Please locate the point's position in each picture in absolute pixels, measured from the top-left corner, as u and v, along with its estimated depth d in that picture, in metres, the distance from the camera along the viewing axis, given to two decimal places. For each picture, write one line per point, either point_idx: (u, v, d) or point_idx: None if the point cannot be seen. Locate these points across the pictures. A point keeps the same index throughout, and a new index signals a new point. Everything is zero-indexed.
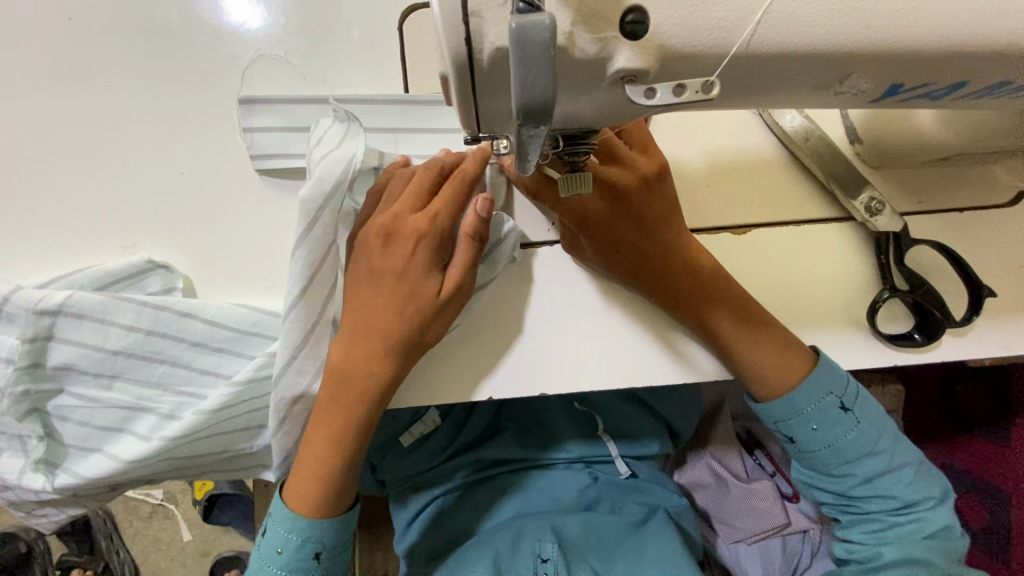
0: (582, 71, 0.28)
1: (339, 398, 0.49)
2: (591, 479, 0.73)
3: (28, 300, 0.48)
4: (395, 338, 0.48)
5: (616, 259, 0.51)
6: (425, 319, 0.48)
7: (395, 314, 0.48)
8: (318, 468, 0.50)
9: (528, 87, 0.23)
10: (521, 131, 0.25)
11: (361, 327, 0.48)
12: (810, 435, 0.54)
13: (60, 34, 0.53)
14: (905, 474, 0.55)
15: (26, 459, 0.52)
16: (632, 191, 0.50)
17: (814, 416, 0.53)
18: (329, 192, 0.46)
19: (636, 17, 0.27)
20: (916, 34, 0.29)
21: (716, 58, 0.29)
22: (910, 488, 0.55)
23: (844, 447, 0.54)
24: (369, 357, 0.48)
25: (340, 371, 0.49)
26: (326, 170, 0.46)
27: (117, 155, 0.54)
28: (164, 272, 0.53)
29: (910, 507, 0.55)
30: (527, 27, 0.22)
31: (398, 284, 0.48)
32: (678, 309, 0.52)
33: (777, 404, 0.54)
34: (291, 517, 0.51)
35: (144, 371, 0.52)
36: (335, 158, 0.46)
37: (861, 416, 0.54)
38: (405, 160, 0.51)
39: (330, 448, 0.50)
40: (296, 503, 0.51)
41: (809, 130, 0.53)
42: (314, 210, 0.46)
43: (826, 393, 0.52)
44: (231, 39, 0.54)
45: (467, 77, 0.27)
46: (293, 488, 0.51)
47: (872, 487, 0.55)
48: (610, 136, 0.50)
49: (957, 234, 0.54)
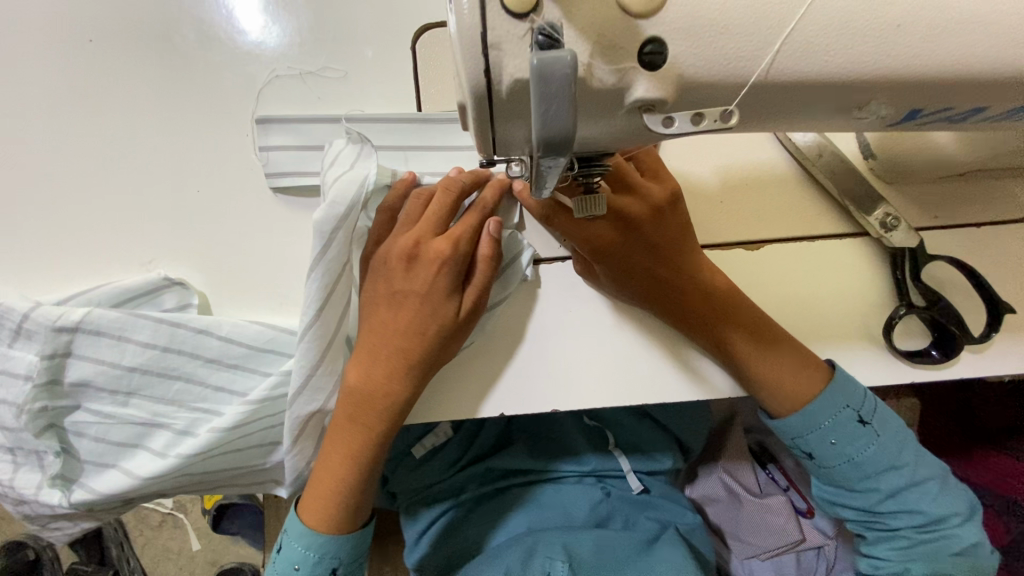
0: (600, 100, 0.28)
1: (356, 417, 0.49)
2: (603, 494, 0.72)
3: (47, 317, 0.49)
4: (413, 358, 0.48)
5: (629, 288, 0.51)
6: (445, 339, 0.49)
7: (415, 334, 0.48)
8: (337, 488, 0.50)
9: (550, 119, 0.23)
10: (542, 161, 0.26)
11: (379, 347, 0.49)
12: (828, 450, 0.53)
13: (81, 55, 0.54)
14: (929, 489, 0.54)
15: (43, 475, 0.52)
16: (643, 220, 0.50)
17: (832, 430, 0.52)
18: (341, 215, 0.47)
19: (655, 47, 0.27)
20: (937, 61, 0.29)
21: (735, 86, 0.29)
22: (937, 503, 0.54)
23: (864, 461, 0.53)
24: (388, 376, 0.48)
25: (359, 391, 0.49)
26: (339, 193, 0.47)
27: (135, 173, 0.55)
28: (180, 288, 0.54)
29: (938, 523, 0.54)
30: (549, 64, 0.22)
31: (419, 306, 0.49)
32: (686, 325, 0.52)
33: (797, 418, 0.53)
34: (309, 534, 0.51)
35: (159, 387, 0.52)
36: (349, 178, 0.47)
37: (880, 429, 0.53)
38: (413, 179, 0.51)
39: (347, 467, 0.50)
40: (310, 517, 0.51)
41: (822, 146, 0.53)
42: (327, 232, 0.46)
43: (843, 406, 0.52)
44: (248, 59, 0.55)
45: (486, 107, 0.28)
46: (312, 504, 0.51)
47: (898, 502, 0.54)
48: (621, 160, 0.49)
49: (974, 251, 0.53)
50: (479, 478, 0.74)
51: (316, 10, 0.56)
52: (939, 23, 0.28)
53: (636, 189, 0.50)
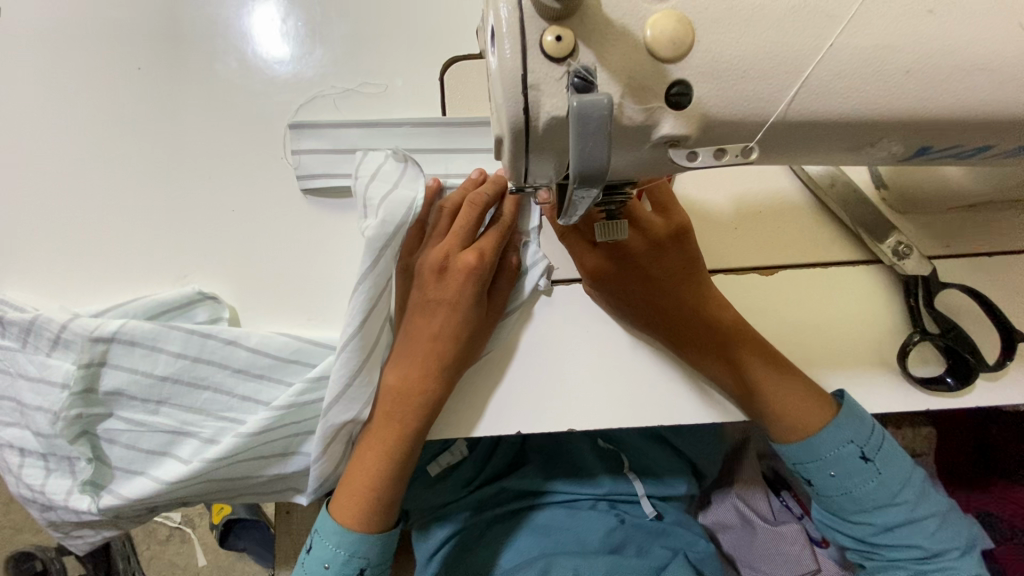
0: (629, 135, 0.30)
1: (393, 414, 0.51)
2: (618, 521, 0.72)
3: (84, 328, 0.52)
4: (446, 360, 0.51)
5: (629, 311, 0.54)
6: (470, 343, 0.52)
7: (449, 338, 0.51)
8: (370, 485, 0.52)
9: (586, 155, 0.26)
10: (574, 192, 0.28)
11: (415, 350, 0.51)
12: (827, 481, 0.53)
13: (128, 80, 0.58)
14: (927, 525, 0.53)
15: (73, 481, 0.54)
16: (640, 252, 0.53)
17: (831, 463, 0.53)
18: (390, 234, 0.49)
19: (681, 89, 0.29)
20: (944, 105, 0.31)
21: (756, 125, 0.31)
22: (933, 539, 0.53)
23: (863, 496, 0.52)
24: (423, 376, 0.51)
25: (395, 390, 0.51)
26: (389, 213, 0.50)
27: (172, 191, 0.58)
28: (211, 303, 0.56)
29: (935, 557, 0.53)
30: (586, 106, 0.25)
31: (451, 313, 0.51)
32: (697, 343, 0.53)
33: (799, 445, 0.53)
34: (340, 532, 0.52)
35: (188, 396, 0.54)
36: (397, 201, 0.50)
37: (882, 466, 0.52)
38: (437, 186, 0.54)
39: (382, 464, 0.52)
40: (339, 515, 0.52)
41: (834, 175, 0.55)
42: (377, 249, 0.49)
43: (847, 441, 0.52)
44: (285, 86, 0.59)
45: (523, 140, 0.29)
46: (342, 503, 0.52)
47: (894, 536, 0.53)
48: (635, 201, 0.52)
49: (987, 280, 0.54)
50: (493, 497, 0.75)
51: (351, 42, 0.60)
52: (946, 70, 0.30)
53: (640, 225, 0.53)
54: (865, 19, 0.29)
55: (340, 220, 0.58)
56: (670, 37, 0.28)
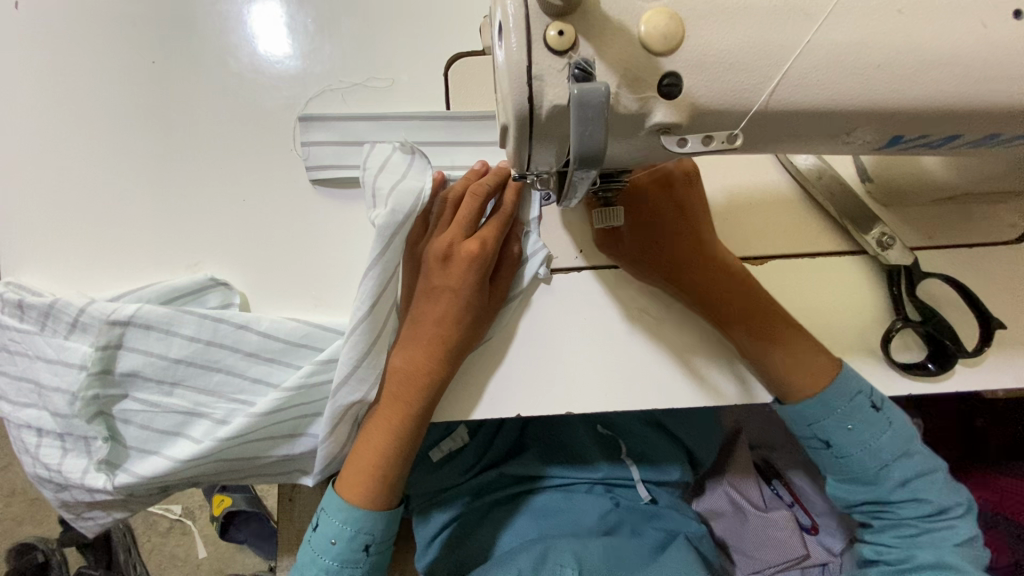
0: (625, 124, 0.32)
1: (400, 396, 0.53)
2: (613, 504, 0.75)
3: (102, 311, 0.54)
4: (451, 343, 0.53)
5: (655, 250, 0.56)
6: (474, 327, 0.54)
7: (453, 323, 0.53)
8: (377, 462, 0.54)
9: (585, 139, 0.28)
10: (574, 174, 0.31)
11: (421, 334, 0.53)
12: (846, 435, 0.55)
13: (141, 75, 0.60)
14: (936, 480, 0.56)
15: (89, 460, 0.56)
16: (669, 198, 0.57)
17: (849, 415, 0.54)
18: (400, 222, 0.52)
19: (671, 80, 0.31)
20: (914, 97, 0.33)
21: (741, 113, 0.33)
22: (942, 495, 0.55)
23: (877, 446, 0.55)
24: (428, 359, 0.53)
25: (401, 372, 0.53)
26: (398, 201, 0.52)
27: (184, 182, 0.60)
28: (223, 289, 0.58)
29: (942, 513, 0.55)
30: (587, 94, 0.27)
31: (454, 300, 0.53)
32: (703, 301, 0.56)
33: (813, 402, 0.54)
34: (346, 508, 0.54)
35: (202, 378, 0.56)
36: (406, 190, 0.53)
37: (891, 417, 0.55)
38: (442, 178, 0.56)
39: (389, 443, 0.54)
40: (348, 492, 0.54)
41: (822, 169, 0.58)
42: (387, 236, 0.51)
43: (857, 391, 0.54)
44: (294, 81, 0.61)
45: (526, 128, 0.32)
46: (349, 482, 0.54)
47: (908, 490, 0.55)
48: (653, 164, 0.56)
49: (965, 270, 0.57)
50: (496, 480, 0.77)
51: (358, 39, 0.62)
52: (914, 64, 0.32)
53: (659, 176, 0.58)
54: (841, 17, 0.32)
55: (348, 210, 0.60)
56: (662, 32, 0.30)
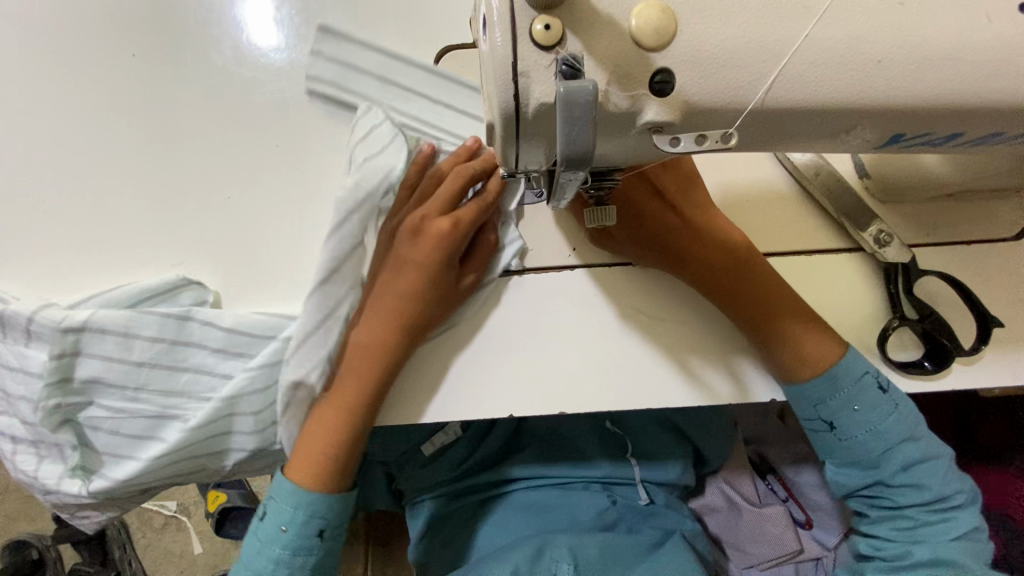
0: (615, 123, 0.31)
1: (354, 372, 0.52)
2: (610, 502, 0.74)
3: (52, 319, 0.52)
4: (404, 318, 0.52)
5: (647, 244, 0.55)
6: (432, 308, 0.53)
7: (410, 297, 0.52)
8: (324, 440, 0.53)
9: (571, 140, 0.27)
10: (562, 175, 0.30)
11: (380, 306, 0.53)
12: (852, 417, 0.53)
13: (122, 69, 0.58)
14: (939, 466, 0.55)
15: (65, 466, 0.55)
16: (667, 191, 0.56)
17: (854, 396, 0.53)
18: (360, 198, 0.53)
19: (663, 77, 0.30)
20: (915, 94, 0.32)
21: (735, 112, 0.32)
22: (943, 483, 0.54)
23: (883, 429, 0.53)
24: (382, 334, 0.52)
25: (360, 349, 0.53)
26: (364, 175, 0.54)
27: (167, 179, 0.58)
28: (197, 287, 0.57)
29: (943, 503, 0.54)
30: (574, 91, 0.26)
31: (414, 273, 0.52)
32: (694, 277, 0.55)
33: (819, 382, 0.53)
34: (293, 490, 0.53)
35: (168, 380, 0.55)
36: (376, 165, 0.54)
37: (898, 399, 0.54)
38: (432, 150, 0.55)
39: (338, 423, 0.53)
40: (295, 467, 0.54)
41: (819, 165, 0.56)
42: (344, 213, 0.53)
43: (863, 371, 0.53)
44: (280, 75, 0.59)
45: (512, 125, 0.30)
46: (296, 456, 0.54)
47: (910, 476, 0.54)
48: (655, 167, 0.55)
49: (962, 267, 0.56)
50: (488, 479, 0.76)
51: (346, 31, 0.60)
52: (915, 60, 0.31)
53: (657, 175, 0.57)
54: (840, 11, 0.31)
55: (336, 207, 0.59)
56: (654, 27, 0.29)
